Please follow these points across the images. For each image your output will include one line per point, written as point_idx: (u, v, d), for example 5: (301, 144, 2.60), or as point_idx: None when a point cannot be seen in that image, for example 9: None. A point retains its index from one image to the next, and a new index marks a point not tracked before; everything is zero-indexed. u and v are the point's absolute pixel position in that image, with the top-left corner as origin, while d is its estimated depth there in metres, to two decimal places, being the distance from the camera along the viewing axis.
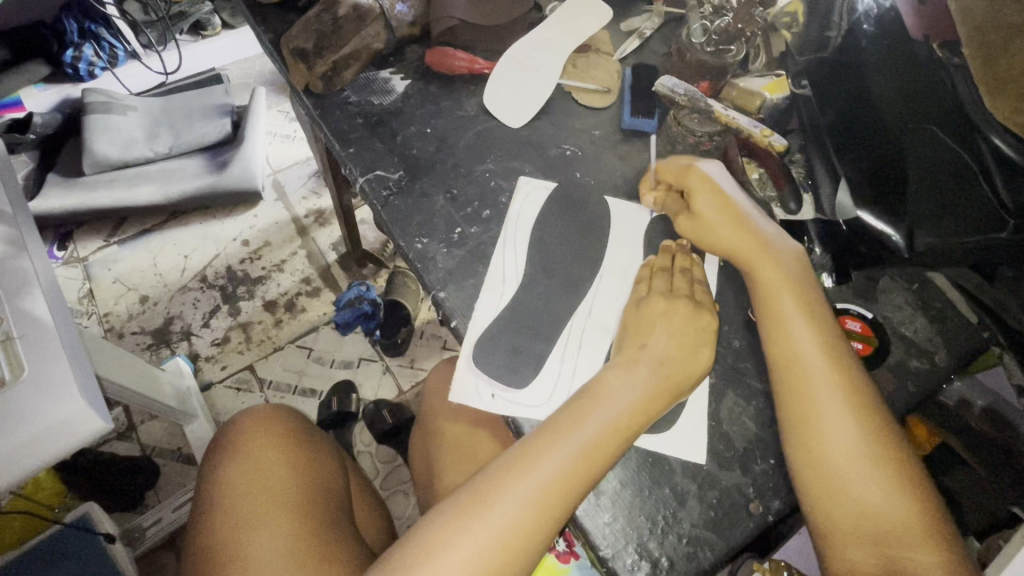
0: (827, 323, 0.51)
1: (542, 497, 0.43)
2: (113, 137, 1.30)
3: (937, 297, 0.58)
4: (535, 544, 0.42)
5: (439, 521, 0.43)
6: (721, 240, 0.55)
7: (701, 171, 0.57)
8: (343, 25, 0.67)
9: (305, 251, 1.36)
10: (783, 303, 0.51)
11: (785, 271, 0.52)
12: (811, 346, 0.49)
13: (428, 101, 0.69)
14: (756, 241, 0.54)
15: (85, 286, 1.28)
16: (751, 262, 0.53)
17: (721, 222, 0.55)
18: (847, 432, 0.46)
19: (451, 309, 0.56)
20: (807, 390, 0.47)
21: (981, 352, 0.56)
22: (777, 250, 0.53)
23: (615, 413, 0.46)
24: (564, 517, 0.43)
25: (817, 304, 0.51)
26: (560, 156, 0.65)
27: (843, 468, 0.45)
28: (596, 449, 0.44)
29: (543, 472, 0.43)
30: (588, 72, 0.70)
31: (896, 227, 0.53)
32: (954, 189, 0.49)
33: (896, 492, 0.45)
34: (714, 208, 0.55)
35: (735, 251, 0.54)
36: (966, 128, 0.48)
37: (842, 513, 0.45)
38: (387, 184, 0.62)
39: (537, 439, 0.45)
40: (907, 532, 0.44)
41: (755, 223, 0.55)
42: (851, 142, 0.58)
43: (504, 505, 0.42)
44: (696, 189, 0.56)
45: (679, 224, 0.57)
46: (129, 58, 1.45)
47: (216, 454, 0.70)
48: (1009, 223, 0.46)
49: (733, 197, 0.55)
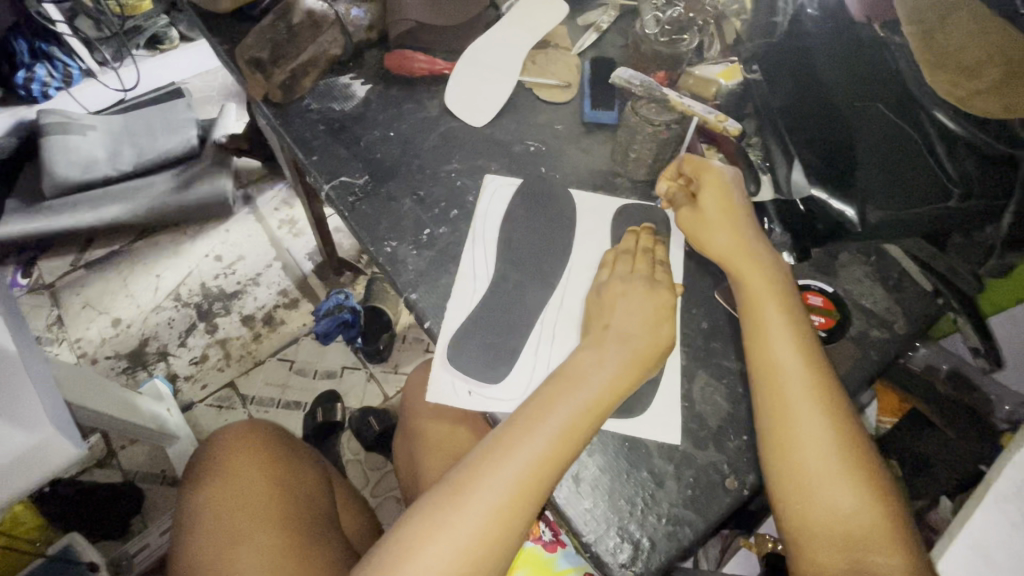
0: (801, 321, 0.52)
1: (508, 498, 0.43)
2: (73, 158, 1.26)
3: (894, 267, 0.60)
4: (508, 538, 0.43)
5: (419, 516, 0.43)
6: (716, 242, 0.55)
7: (719, 172, 0.57)
8: (299, 33, 0.67)
9: (280, 262, 1.34)
10: (754, 297, 0.52)
11: (764, 272, 0.53)
12: (779, 334, 0.50)
13: (390, 104, 0.69)
14: (747, 242, 0.55)
15: (54, 313, 1.25)
16: (733, 261, 0.54)
17: (721, 223, 0.55)
18: (818, 429, 0.47)
19: (424, 310, 0.56)
20: (781, 382, 0.48)
21: (939, 318, 0.58)
22: (756, 253, 0.54)
23: (586, 401, 0.47)
24: (539, 504, 0.44)
25: (791, 304, 0.52)
26: (525, 152, 0.66)
27: (816, 473, 0.46)
28: (567, 438, 0.45)
29: (507, 475, 0.43)
30: (547, 68, 0.71)
31: (850, 204, 0.55)
32: (903, 161, 0.53)
33: (863, 489, 0.46)
34: (720, 208, 0.56)
35: (726, 255, 0.55)
36: (909, 102, 0.53)
37: (811, 511, 0.45)
38: (353, 189, 0.62)
39: (507, 433, 0.45)
40: (872, 530, 0.44)
41: (747, 226, 0.56)
42: (802, 122, 0.59)
43: (482, 497, 0.43)
44: (710, 185, 0.57)
45: (681, 216, 0.58)
46: (84, 76, 1.41)
47: (197, 471, 0.69)
48: (954, 193, 0.50)
49: (739, 208, 0.57)
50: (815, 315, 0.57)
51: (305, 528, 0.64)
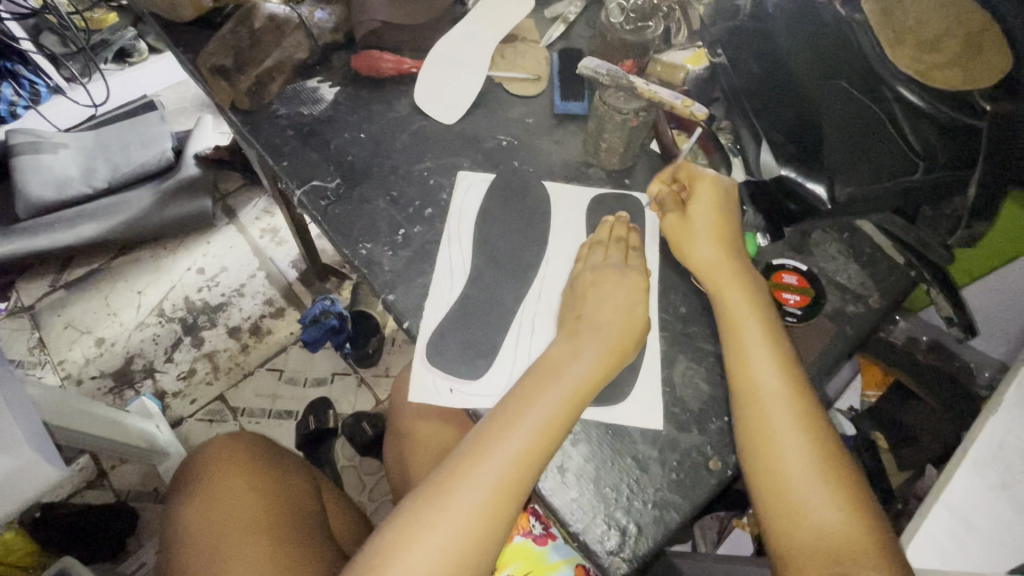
0: (772, 316, 0.52)
1: (482, 511, 0.42)
2: (46, 177, 1.25)
3: (867, 243, 0.61)
4: (483, 551, 0.42)
5: (402, 519, 0.43)
6: (698, 252, 0.55)
7: (711, 181, 0.56)
8: (262, 38, 0.66)
9: (264, 272, 1.33)
10: (726, 293, 0.52)
11: (732, 268, 0.54)
12: (756, 340, 0.50)
13: (359, 106, 0.68)
14: (732, 255, 0.54)
15: (36, 336, 1.23)
16: (717, 271, 0.53)
17: (707, 233, 0.55)
18: (797, 439, 0.46)
19: (402, 310, 0.56)
20: (751, 378, 0.48)
21: (912, 290, 0.59)
22: (725, 250, 0.54)
23: (558, 405, 0.46)
24: (511, 514, 0.43)
25: (762, 301, 0.52)
26: (497, 147, 0.66)
27: (792, 478, 0.45)
28: (540, 446, 0.45)
29: (480, 487, 0.43)
30: (516, 62, 0.71)
31: (818, 179, 0.53)
32: (867, 135, 0.55)
33: (845, 503, 0.44)
34: (709, 220, 0.55)
35: (703, 262, 0.54)
36: (876, 82, 0.55)
37: (796, 526, 0.44)
38: (325, 193, 0.62)
39: (485, 433, 0.45)
40: (862, 552, 0.42)
41: (734, 241, 0.55)
42: (770, 103, 0.59)
43: (461, 501, 0.43)
44: (700, 194, 0.56)
45: (667, 222, 0.57)
46: (53, 93, 1.39)
47: (184, 486, 0.68)
48: (920, 165, 0.52)
49: (727, 219, 0.56)
50: (790, 294, 0.57)
51: (295, 536, 0.64)
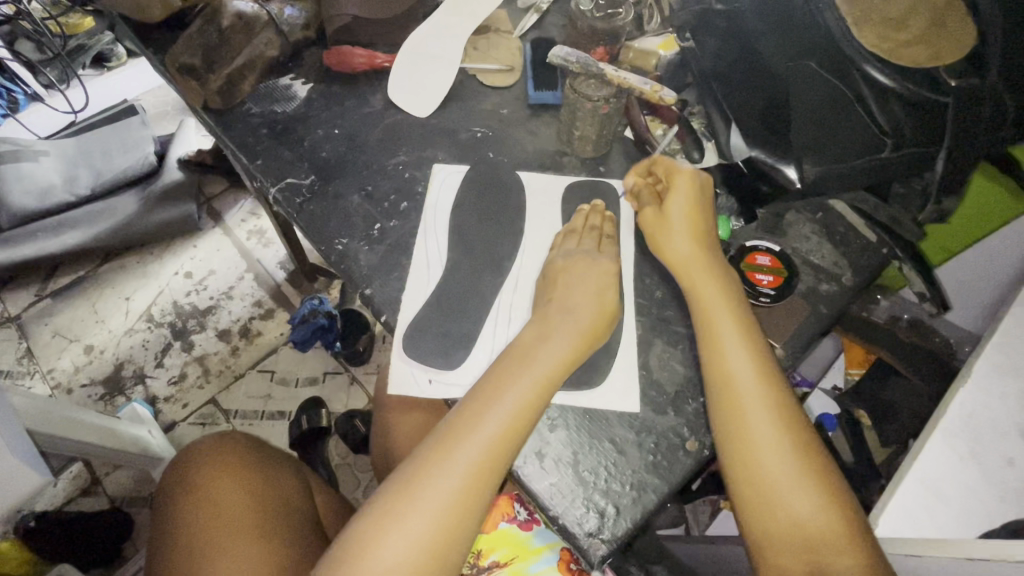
0: (741, 306, 0.52)
1: (453, 507, 0.43)
2: (28, 186, 1.23)
3: (840, 222, 0.61)
4: (455, 546, 0.43)
5: (377, 509, 0.44)
6: (675, 248, 0.55)
7: (690, 176, 0.57)
8: (230, 36, 0.66)
9: (252, 274, 1.33)
10: (696, 282, 0.53)
11: (704, 257, 0.54)
12: (727, 329, 0.50)
13: (333, 102, 0.68)
14: (707, 249, 0.55)
15: (23, 346, 1.23)
16: (694, 267, 0.54)
17: (683, 228, 0.55)
18: (767, 428, 0.47)
19: (380, 304, 0.56)
20: (721, 365, 0.49)
21: (885, 267, 0.60)
22: (693, 232, 0.55)
23: (526, 399, 0.46)
24: (483, 508, 0.44)
25: (731, 292, 0.53)
26: (471, 139, 0.66)
27: (765, 466, 0.46)
28: (508, 441, 0.45)
29: (449, 483, 0.44)
30: (489, 53, 0.71)
31: (786, 160, 0.56)
32: (834, 117, 0.54)
33: (821, 501, 0.45)
34: (685, 213, 0.56)
35: (678, 258, 0.55)
36: (840, 60, 0.52)
37: (776, 526, 0.45)
38: (300, 190, 0.62)
39: (456, 424, 0.46)
40: (829, 536, 0.44)
41: (710, 234, 0.56)
42: (740, 87, 0.60)
43: (434, 493, 0.43)
44: (678, 188, 0.56)
45: (644, 215, 0.58)
46: (31, 100, 1.38)
47: (171, 488, 0.69)
48: (888, 143, 0.52)
49: (703, 213, 0.56)
50: (763, 275, 0.58)
51: (283, 534, 0.64)
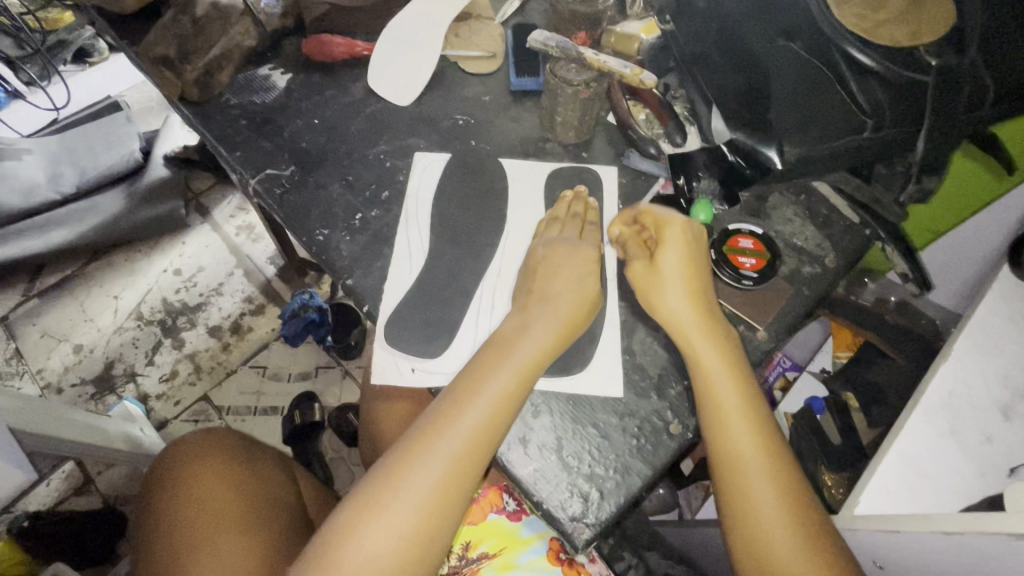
0: (710, 299, 0.52)
1: (429, 502, 0.43)
2: (11, 186, 1.21)
3: (822, 204, 0.61)
4: (433, 540, 0.43)
5: (358, 500, 0.44)
6: (669, 304, 0.51)
7: (681, 225, 0.54)
8: (206, 26, 0.65)
9: (241, 270, 1.32)
10: (670, 273, 0.52)
11: (683, 253, 0.53)
12: (698, 321, 0.50)
13: (313, 92, 0.67)
14: (703, 302, 0.52)
15: (11, 346, 1.22)
16: (687, 321, 0.50)
17: (677, 281, 0.52)
18: (740, 418, 0.47)
19: (362, 294, 0.56)
20: (693, 355, 0.49)
21: (868, 249, 0.60)
22: (677, 241, 0.54)
23: (498, 395, 0.46)
24: (464, 501, 0.45)
25: (703, 286, 0.53)
26: (453, 127, 0.65)
27: (740, 454, 0.47)
28: (482, 438, 0.45)
29: (426, 480, 0.44)
30: (470, 40, 0.70)
31: (769, 142, 0.53)
32: (815, 97, 0.54)
33: (792, 492, 0.45)
34: (679, 268, 0.52)
35: (673, 313, 0.51)
36: (819, 40, 0.54)
37: (762, 552, 0.44)
38: (280, 181, 0.61)
39: (434, 420, 0.46)
40: (800, 527, 0.44)
41: (706, 289, 0.53)
42: (718, 67, 0.59)
43: (415, 487, 0.43)
44: (670, 240, 0.54)
45: (634, 268, 0.54)
46: (11, 98, 1.35)
47: (159, 483, 0.68)
48: (869, 124, 0.51)
49: (698, 269, 0.53)
50: (747, 258, 0.58)
51: (271, 529, 0.64)
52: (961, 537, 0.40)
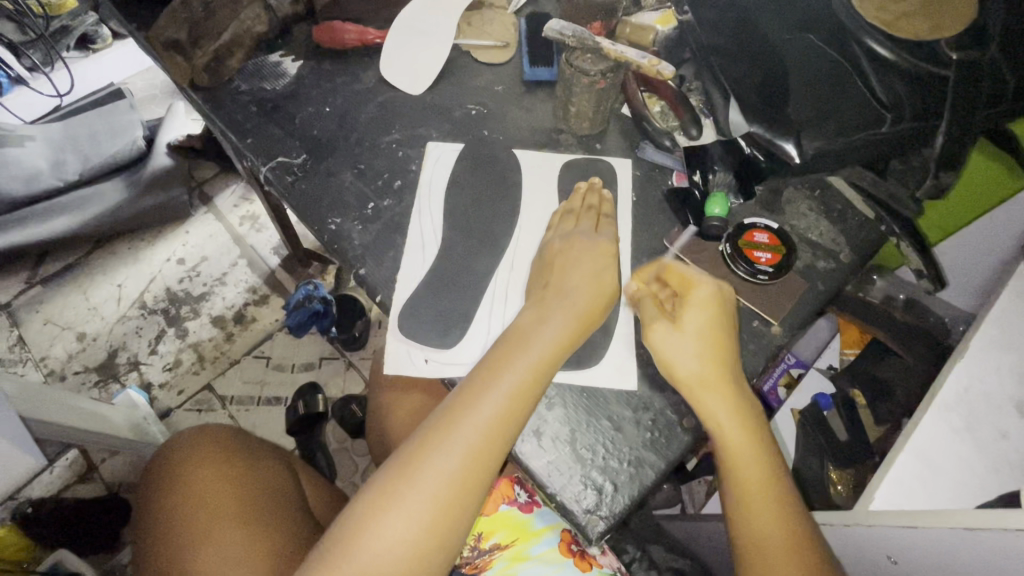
0: (725, 330, 0.50)
1: (439, 503, 0.43)
2: (12, 173, 1.20)
3: (838, 199, 0.61)
4: (446, 537, 0.43)
5: (370, 494, 0.44)
6: (685, 366, 0.48)
7: (708, 290, 0.50)
8: (216, 10, 0.64)
9: (245, 259, 1.32)
10: (687, 319, 0.49)
11: (701, 299, 0.50)
12: (706, 354, 0.48)
13: (324, 79, 0.66)
14: (721, 364, 0.49)
15: (15, 333, 1.21)
16: (708, 392, 0.47)
17: (699, 347, 0.49)
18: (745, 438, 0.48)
19: (374, 284, 0.55)
20: (698, 391, 0.48)
21: (883, 244, 0.59)
22: (699, 297, 0.50)
23: (505, 396, 0.45)
24: (479, 492, 0.44)
25: (720, 322, 0.50)
26: (465, 116, 0.64)
27: (745, 472, 0.48)
28: (491, 436, 0.44)
29: (438, 477, 0.43)
30: (483, 28, 0.69)
31: (785, 136, 0.53)
32: (834, 87, 0.53)
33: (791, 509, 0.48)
34: (700, 333, 0.49)
35: (691, 377, 0.48)
36: (839, 33, 0.54)
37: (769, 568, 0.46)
38: (292, 168, 0.61)
39: (442, 420, 0.45)
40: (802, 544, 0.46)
41: (732, 361, 0.50)
42: (735, 57, 0.58)
43: (431, 477, 0.43)
44: (694, 306, 0.50)
45: (653, 331, 0.50)
46: (14, 84, 1.34)
47: (162, 473, 0.68)
48: (887, 117, 0.52)
49: (722, 334, 0.49)
50: (761, 252, 0.57)
51: (273, 521, 0.64)
52: (981, 533, 0.40)
